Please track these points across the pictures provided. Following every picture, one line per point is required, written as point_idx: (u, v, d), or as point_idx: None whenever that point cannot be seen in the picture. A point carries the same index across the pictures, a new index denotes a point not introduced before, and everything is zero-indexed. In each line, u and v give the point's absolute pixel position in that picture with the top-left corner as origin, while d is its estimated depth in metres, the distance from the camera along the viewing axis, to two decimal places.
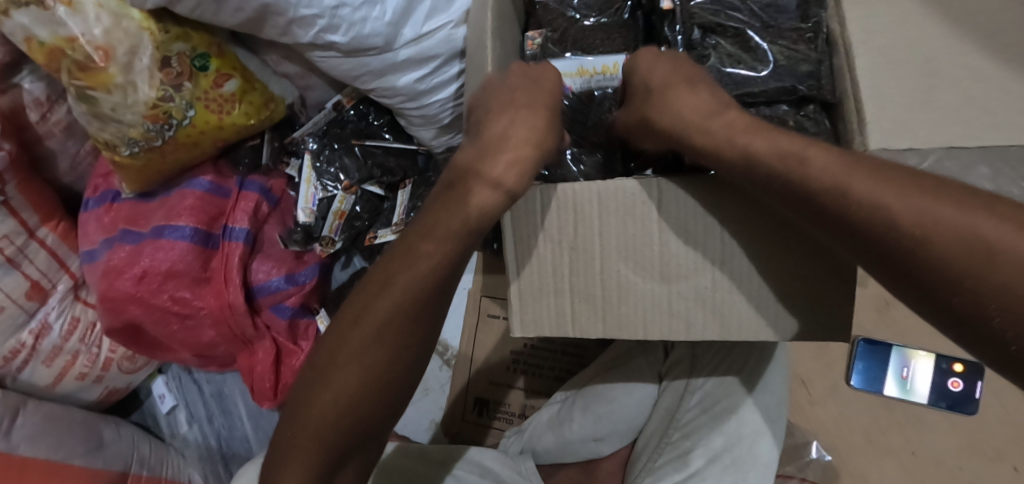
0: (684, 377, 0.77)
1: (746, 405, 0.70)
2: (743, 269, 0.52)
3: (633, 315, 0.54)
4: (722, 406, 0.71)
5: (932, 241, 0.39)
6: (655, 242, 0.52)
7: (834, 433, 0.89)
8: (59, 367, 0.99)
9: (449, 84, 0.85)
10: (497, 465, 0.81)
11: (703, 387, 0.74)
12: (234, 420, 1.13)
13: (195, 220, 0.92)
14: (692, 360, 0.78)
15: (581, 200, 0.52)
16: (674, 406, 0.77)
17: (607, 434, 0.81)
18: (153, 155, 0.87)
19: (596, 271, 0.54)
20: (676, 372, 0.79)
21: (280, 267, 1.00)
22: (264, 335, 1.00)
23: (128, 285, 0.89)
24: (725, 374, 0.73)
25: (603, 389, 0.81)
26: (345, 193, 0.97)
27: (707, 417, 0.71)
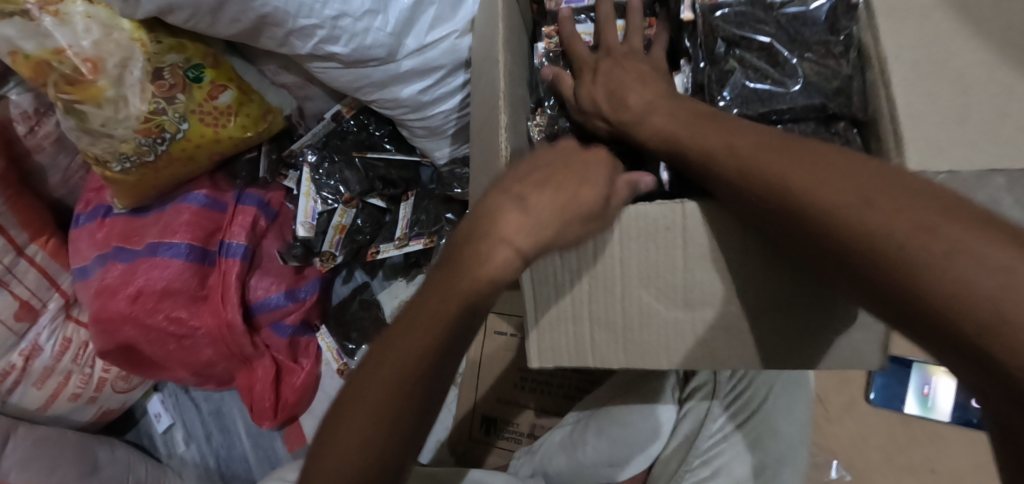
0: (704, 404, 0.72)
1: (767, 438, 0.69)
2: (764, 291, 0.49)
3: (655, 343, 0.52)
4: (744, 434, 0.69)
5: (886, 241, 0.35)
6: (679, 268, 0.49)
7: (852, 450, 0.87)
8: (51, 388, 0.96)
9: (454, 94, 0.82)
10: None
11: (723, 414, 0.70)
12: (233, 438, 1.09)
13: (190, 236, 0.89)
14: (713, 386, 0.72)
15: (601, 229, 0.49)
16: (693, 435, 0.71)
17: (623, 459, 0.75)
18: (146, 171, 0.84)
19: (620, 301, 0.51)
20: (693, 402, 0.73)
21: (280, 283, 0.97)
22: (264, 353, 0.97)
23: (121, 306, 0.86)
24: (745, 405, 0.70)
25: (619, 412, 0.74)
26: (345, 206, 0.94)
27: (728, 444, 0.68)
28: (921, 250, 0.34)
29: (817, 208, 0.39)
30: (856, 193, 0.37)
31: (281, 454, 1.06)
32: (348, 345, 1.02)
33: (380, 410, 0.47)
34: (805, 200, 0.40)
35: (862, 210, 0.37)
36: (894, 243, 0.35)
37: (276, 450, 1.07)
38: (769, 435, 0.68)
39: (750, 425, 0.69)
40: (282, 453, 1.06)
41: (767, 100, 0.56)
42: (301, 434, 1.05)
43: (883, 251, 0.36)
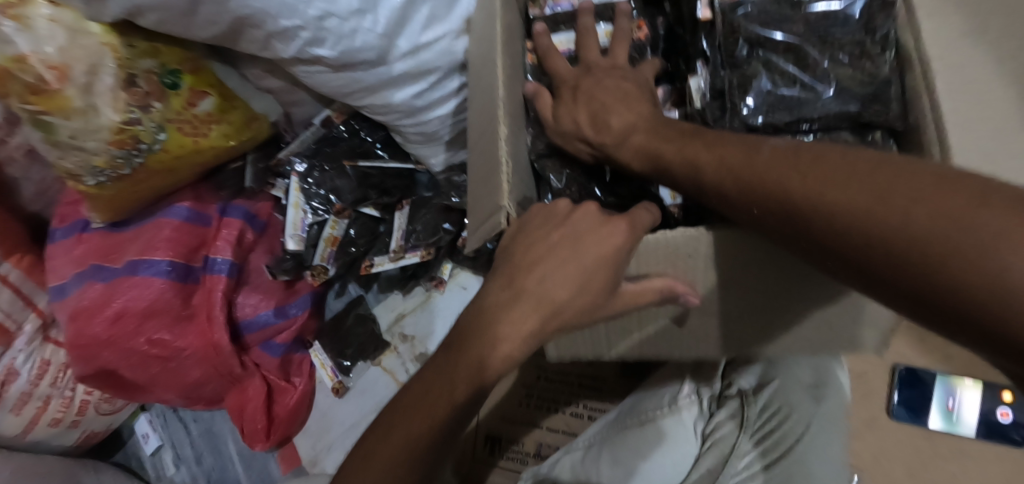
0: (728, 441, 0.64)
1: (801, 481, 0.60)
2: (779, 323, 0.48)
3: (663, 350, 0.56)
4: (778, 474, 0.60)
5: (906, 238, 0.32)
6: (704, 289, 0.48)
7: (876, 468, 0.81)
8: (30, 414, 0.91)
9: (448, 99, 0.77)
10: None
11: (751, 450, 0.63)
12: (225, 461, 1.03)
13: (173, 253, 0.84)
14: (741, 421, 0.65)
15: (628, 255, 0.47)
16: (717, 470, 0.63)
17: None
18: (124, 184, 0.79)
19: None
20: (717, 434, 0.66)
21: (269, 299, 0.92)
22: (254, 373, 0.92)
23: (100, 328, 0.81)
24: (777, 444, 0.63)
25: (636, 441, 0.68)
26: (336, 217, 0.89)
27: (761, 482, 0.61)
28: (937, 243, 0.31)
29: (821, 213, 0.36)
30: (861, 194, 0.34)
31: (274, 476, 1.01)
32: (343, 362, 0.96)
33: (384, 470, 0.49)
34: (805, 204, 0.37)
35: (867, 209, 0.34)
36: (907, 239, 0.32)
37: (269, 473, 1.01)
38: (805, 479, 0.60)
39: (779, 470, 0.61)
40: (276, 475, 1.00)
41: (796, 108, 0.51)
42: (295, 456, 0.99)
43: (895, 247, 0.32)
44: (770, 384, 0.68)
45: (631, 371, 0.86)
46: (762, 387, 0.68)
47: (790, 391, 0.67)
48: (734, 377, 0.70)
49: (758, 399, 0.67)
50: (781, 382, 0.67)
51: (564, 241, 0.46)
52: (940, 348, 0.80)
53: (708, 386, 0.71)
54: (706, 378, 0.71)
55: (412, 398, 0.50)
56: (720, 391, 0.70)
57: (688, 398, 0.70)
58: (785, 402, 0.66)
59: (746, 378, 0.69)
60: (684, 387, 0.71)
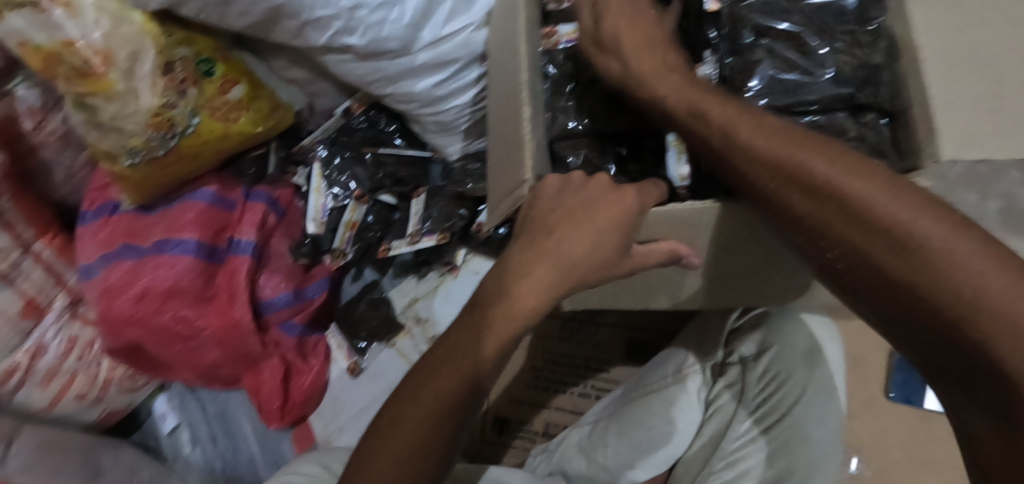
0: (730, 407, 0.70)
1: (797, 444, 0.64)
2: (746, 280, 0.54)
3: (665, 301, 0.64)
4: (774, 437, 0.66)
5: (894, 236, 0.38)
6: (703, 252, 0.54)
7: (874, 447, 0.84)
8: (56, 388, 0.94)
9: (467, 89, 0.81)
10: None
11: (750, 415, 0.68)
12: (239, 440, 1.06)
13: (199, 233, 0.86)
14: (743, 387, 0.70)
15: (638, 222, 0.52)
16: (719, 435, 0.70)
17: (645, 461, 0.72)
18: (152, 169, 0.83)
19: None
20: (720, 401, 0.71)
21: (289, 282, 0.95)
22: (272, 353, 0.95)
23: (127, 305, 0.83)
24: (775, 407, 0.67)
25: (641, 415, 0.72)
26: (356, 202, 0.94)
27: (759, 445, 0.66)
28: (929, 251, 0.36)
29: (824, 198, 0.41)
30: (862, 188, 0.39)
31: (287, 455, 1.03)
32: (358, 343, 1.00)
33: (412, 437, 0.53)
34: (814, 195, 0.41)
35: (865, 205, 0.39)
36: (894, 236, 0.38)
37: (283, 452, 1.03)
38: (799, 441, 0.64)
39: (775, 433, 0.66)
40: (289, 454, 1.03)
41: (795, 90, 0.55)
42: (309, 436, 1.01)
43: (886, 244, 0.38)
44: (769, 349, 0.69)
45: (637, 352, 0.90)
46: (762, 353, 0.69)
47: (788, 359, 0.68)
48: (735, 344, 0.72)
49: (758, 364, 0.70)
50: (780, 348, 0.69)
51: (577, 206, 0.51)
52: None
53: (710, 355, 0.72)
54: (708, 351, 0.72)
55: (437, 359, 0.53)
56: (721, 360, 0.72)
57: (694, 369, 0.72)
58: (782, 367, 0.68)
59: (746, 344, 0.71)
60: (688, 357, 0.73)
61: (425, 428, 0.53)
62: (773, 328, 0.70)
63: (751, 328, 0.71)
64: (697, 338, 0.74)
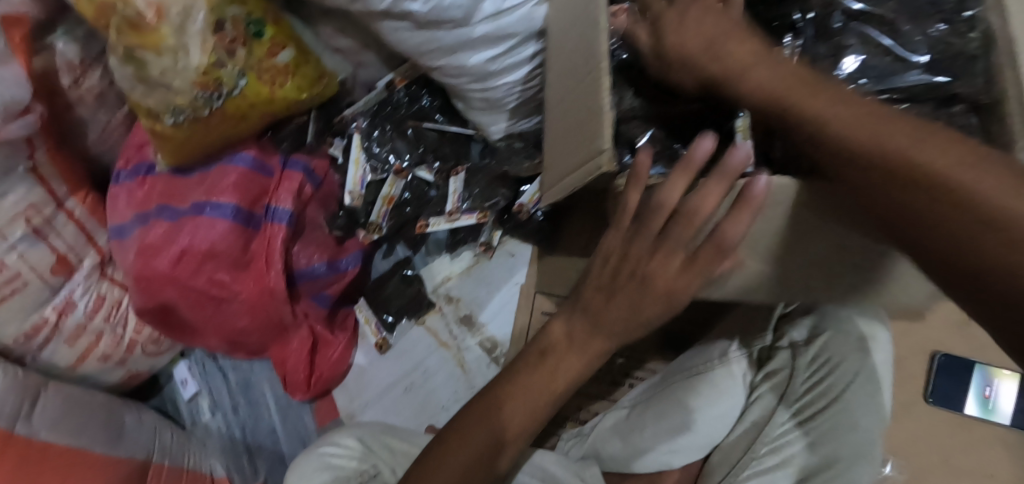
0: (777, 393, 0.69)
1: (843, 432, 0.62)
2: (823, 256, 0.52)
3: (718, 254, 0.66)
4: (820, 422, 0.64)
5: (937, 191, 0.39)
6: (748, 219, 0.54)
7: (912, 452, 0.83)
8: (82, 347, 0.94)
9: (521, 66, 0.79)
10: (564, 473, 0.76)
11: (797, 401, 0.67)
12: (260, 411, 1.05)
13: (237, 198, 0.86)
14: (791, 373, 0.69)
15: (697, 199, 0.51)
16: (761, 423, 0.69)
17: (683, 446, 0.72)
18: (196, 126, 0.81)
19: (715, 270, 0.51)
20: (766, 386, 0.70)
21: (323, 253, 0.94)
22: (302, 323, 0.94)
23: (164, 265, 0.83)
24: (825, 393, 0.65)
25: (682, 398, 0.71)
26: (395, 177, 0.92)
27: (801, 433, 0.65)
28: (964, 194, 0.38)
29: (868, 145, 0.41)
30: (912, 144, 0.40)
31: (309, 429, 1.02)
32: (387, 318, 0.98)
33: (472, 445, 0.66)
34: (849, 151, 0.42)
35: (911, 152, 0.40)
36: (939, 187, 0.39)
37: (305, 425, 1.02)
38: (847, 427, 0.62)
39: (822, 418, 0.64)
40: (311, 428, 1.02)
41: (885, 78, 0.54)
42: (333, 410, 1.00)
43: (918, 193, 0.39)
44: (821, 335, 0.66)
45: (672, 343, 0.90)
46: (814, 337, 0.67)
47: (841, 344, 0.65)
48: (787, 330, 0.70)
49: (810, 349, 0.67)
50: (834, 332, 0.65)
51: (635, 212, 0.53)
52: (978, 338, 0.82)
53: (759, 340, 0.72)
54: (756, 336, 0.72)
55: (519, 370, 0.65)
56: (771, 343, 0.71)
57: (738, 354, 0.72)
58: (834, 351, 0.65)
59: (799, 329, 0.68)
60: (733, 344, 0.73)
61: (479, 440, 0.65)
62: (826, 313, 0.66)
63: (804, 312, 0.68)
64: (740, 329, 0.75)
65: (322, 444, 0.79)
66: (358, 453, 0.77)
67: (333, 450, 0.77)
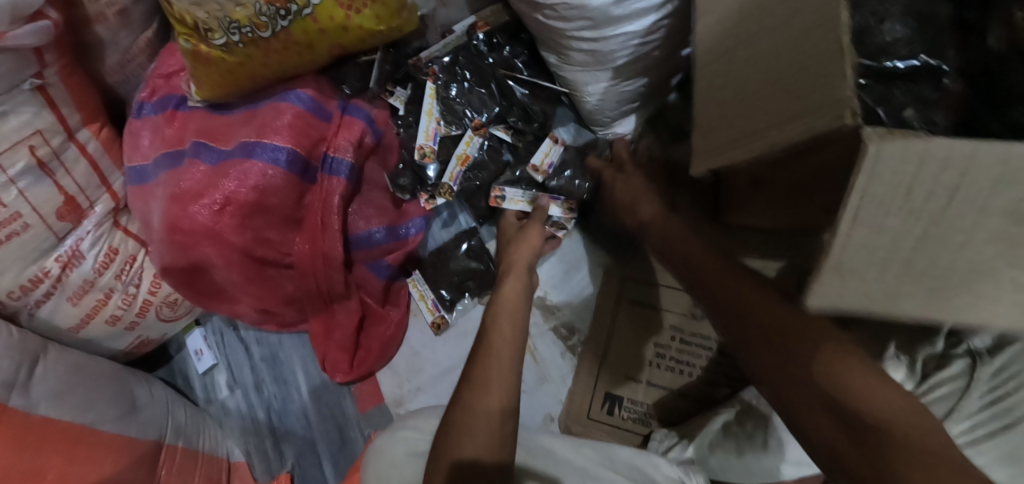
0: (952, 401, 0.63)
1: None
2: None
3: None
4: (995, 445, 0.61)
5: None
6: None
7: None
8: (88, 306, 0.80)
9: (647, 14, 0.66)
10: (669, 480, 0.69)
11: (970, 418, 0.62)
12: (290, 392, 0.91)
13: (294, 141, 0.72)
14: (965, 384, 0.63)
15: (929, 156, 0.35)
16: None
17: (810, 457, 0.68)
18: (254, 49, 0.68)
19: None
20: (931, 397, 0.63)
21: (382, 217, 0.81)
22: (353, 295, 0.82)
23: (204, 215, 0.69)
24: (1003, 412, 0.61)
25: None
26: (474, 133, 0.81)
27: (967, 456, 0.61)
28: None
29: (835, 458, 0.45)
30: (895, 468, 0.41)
31: (348, 415, 0.89)
32: (445, 295, 0.85)
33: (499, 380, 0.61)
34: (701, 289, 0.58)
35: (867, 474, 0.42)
36: None
37: (343, 410, 0.89)
38: None
39: (1004, 428, 0.61)
40: (351, 414, 0.89)
41: None
42: (378, 393, 0.87)
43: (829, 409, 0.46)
44: (1013, 344, 0.62)
45: None
46: (1000, 350, 0.62)
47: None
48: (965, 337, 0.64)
49: (994, 360, 0.62)
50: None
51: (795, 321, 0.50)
52: None
53: (929, 346, 0.66)
54: (928, 340, 0.65)
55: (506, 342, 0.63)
56: (942, 350, 0.65)
57: (896, 359, 0.65)
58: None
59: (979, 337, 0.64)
60: (889, 347, 0.66)
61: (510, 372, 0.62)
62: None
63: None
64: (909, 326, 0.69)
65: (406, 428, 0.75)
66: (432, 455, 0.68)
67: (417, 435, 0.73)
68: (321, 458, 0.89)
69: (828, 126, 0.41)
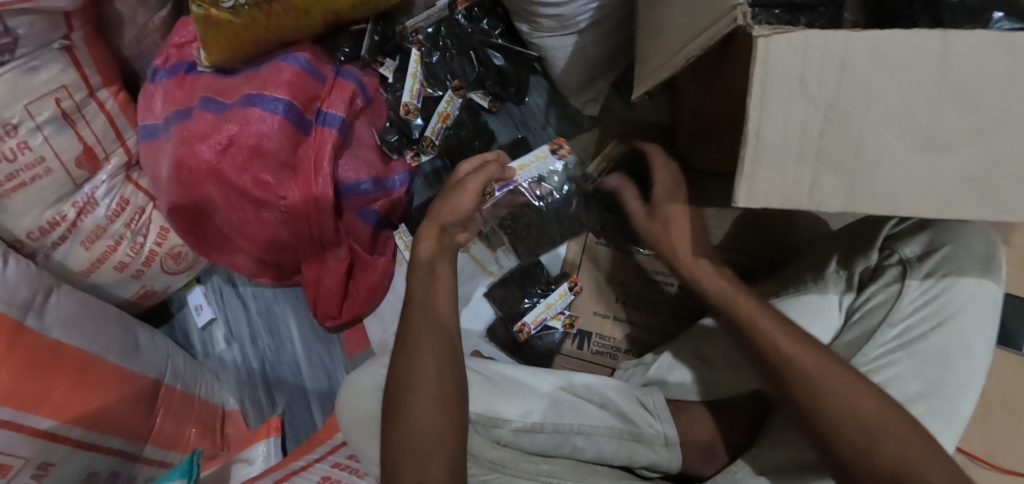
0: (883, 309, 0.65)
1: (955, 352, 0.61)
2: (987, 111, 0.43)
3: (880, 189, 0.45)
4: (929, 345, 0.61)
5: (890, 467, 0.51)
6: (869, 89, 0.44)
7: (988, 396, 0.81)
8: (99, 251, 0.86)
9: None
10: (624, 400, 0.75)
11: (905, 319, 0.63)
12: (283, 342, 1.00)
13: (291, 95, 0.81)
14: (897, 292, 0.65)
15: (810, 45, 0.44)
16: (861, 341, 0.65)
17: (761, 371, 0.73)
18: (257, 12, 0.77)
19: (865, 145, 0.45)
20: (867, 307, 0.66)
21: (369, 170, 0.89)
22: (342, 242, 0.89)
23: (209, 153, 0.77)
24: (935, 312, 0.62)
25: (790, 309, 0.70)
26: (452, 94, 0.90)
27: (906, 355, 0.62)
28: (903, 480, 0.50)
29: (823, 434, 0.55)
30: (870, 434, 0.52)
31: (337, 362, 0.98)
32: None
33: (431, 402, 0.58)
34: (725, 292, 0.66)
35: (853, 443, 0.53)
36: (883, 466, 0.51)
37: (332, 356, 0.98)
38: (959, 351, 0.61)
39: (936, 335, 0.61)
40: (339, 359, 0.98)
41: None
42: (364, 339, 0.97)
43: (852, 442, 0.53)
44: (940, 249, 0.64)
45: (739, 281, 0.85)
46: (929, 254, 0.64)
47: (962, 259, 0.63)
48: (896, 246, 0.67)
49: (923, 265, 0.64)
50: (955, 246, 0.64)
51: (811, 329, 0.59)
52: None
53: (864, 258, 0.68)
54: (862, 252, 0.68)
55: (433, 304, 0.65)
56: (877, 263, 0.68)
57: (836, 274, 0.70)
58: (950, 270, 0.63)
59: (910, 246, 0.66)
60: (829, 265, 0.72)
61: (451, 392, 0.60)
62: (943, 228, 0.65)
63: (916, 229, 0.66)
64: (848, 245, 0.71)
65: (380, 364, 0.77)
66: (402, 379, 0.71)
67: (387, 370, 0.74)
68: (309, 403, 0.98)
69: (729, 26, 0.49)
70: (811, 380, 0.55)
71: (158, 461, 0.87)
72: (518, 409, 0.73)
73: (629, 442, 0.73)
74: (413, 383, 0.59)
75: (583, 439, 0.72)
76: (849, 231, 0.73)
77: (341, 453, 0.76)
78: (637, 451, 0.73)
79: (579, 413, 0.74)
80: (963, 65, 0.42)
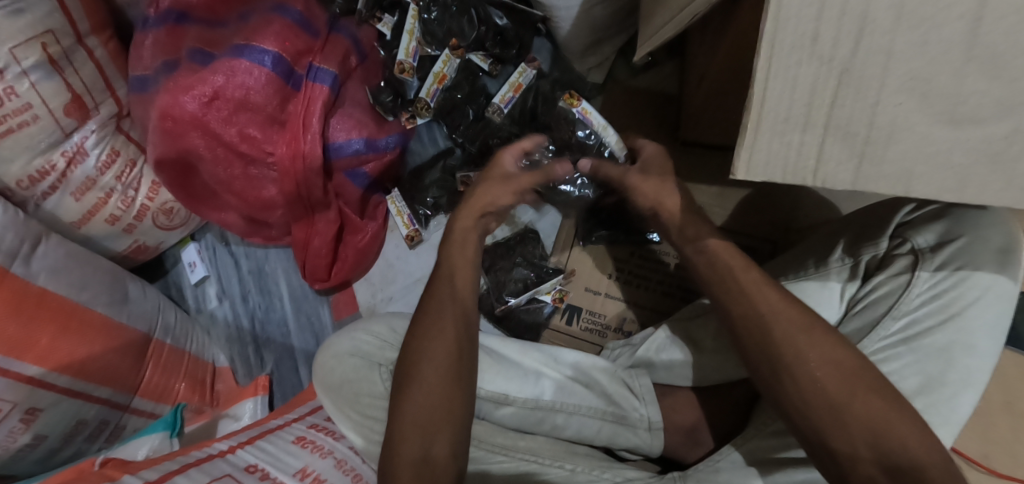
0: (888, 301, 0.61)
1: (960, 349, 0.57)
2: (1017, 83, 0.36)
3: (897, 164, 0.39)
4: (932, 341, 0.58)
5: (817, 397, 0.52)
6: (890, 53, 0.37)
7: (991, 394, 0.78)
8: (90, 203, 0.86)
9: None
10: (610, 383, 0.73)
11: (910, 313, 0.59)
12: (273, 300, 1.01)
13: (279, 47, 0.77)
14: (905, 283, 0.60)
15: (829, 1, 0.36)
16: (860, 334, 0.61)
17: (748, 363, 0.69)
18: None
19: (876, 122, 0.38)
20: (872, 297, 0.62)
21: (360, 130, 0.85)
22: (331, 203, 0.87)
23: (193, 105, 0.75)
24: (945, 306, 0.58)
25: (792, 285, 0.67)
26: (450, 54, 0.86)
27: (906, 350, 0.58)
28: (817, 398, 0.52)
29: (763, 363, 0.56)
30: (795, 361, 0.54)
31: (325, 323, 0.98)
32: (420, 210, 0.93)
33: (421, 421, 0.58)
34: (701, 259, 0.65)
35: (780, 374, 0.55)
36: (805, 391, 0.53)
37: (321, 318, 0.98)
38: (964, 349, 0.57)
39: (944, 331, 0.58)
40: (329, 321, 0.98)
41: None
42: (352, 302, 0.97)
43: (827, 435, 0.51)
44: (955, 240, 0.60)
45: None
46: (944, 245, 0.60)
47: (977, 253, 0.59)
48: (908, 235, 0.62)
49: (937, 256, 0.60)
50: (971, 238, 0.59)
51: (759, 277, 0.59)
52: None
53: (872, 247, 0.64)
54: (869, 240, 0.64)
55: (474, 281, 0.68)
56: (886, 252, 0.64)
57: (840, 262, 0.66)
58: (966, 262, 0.59)
59: (923, 235, 0.61)
60: (834, 251, 0.67)
61: (450, 417, 0.59)
62: (960, 217, 0.61)
63: (930, 219, 0.62)
64: (855, 231, 0.67)
65: (362, 329, 0.74)
66: (378, 340, 0.72)
67: (367, 337, 0.72)
68: (296, 363, 0.98)
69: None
70: (757, 312, 0.57)
71: (148, 412, 0.88)
72: (500, 381, 0.71)
73: (611, 424, 0.71)
74: (427, 360, 0.61)
75: (564, 418, 0.70)
76: (856, 218, 0.69)
77: (319, 414, 0.76)
78: (619, 433, 0.72)
79: (565, 391, 0.72)
80: (1001, 34, 0.36)
